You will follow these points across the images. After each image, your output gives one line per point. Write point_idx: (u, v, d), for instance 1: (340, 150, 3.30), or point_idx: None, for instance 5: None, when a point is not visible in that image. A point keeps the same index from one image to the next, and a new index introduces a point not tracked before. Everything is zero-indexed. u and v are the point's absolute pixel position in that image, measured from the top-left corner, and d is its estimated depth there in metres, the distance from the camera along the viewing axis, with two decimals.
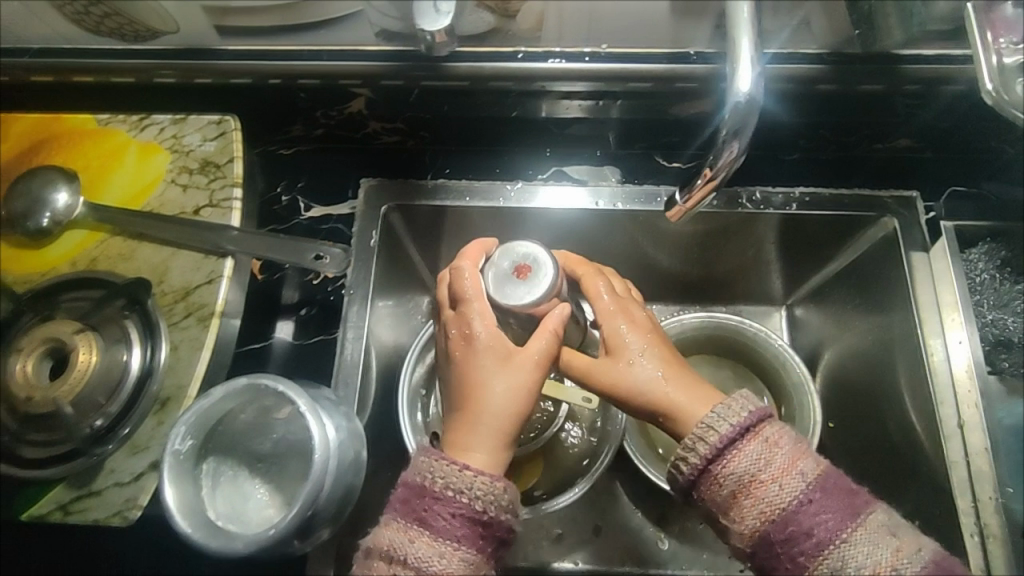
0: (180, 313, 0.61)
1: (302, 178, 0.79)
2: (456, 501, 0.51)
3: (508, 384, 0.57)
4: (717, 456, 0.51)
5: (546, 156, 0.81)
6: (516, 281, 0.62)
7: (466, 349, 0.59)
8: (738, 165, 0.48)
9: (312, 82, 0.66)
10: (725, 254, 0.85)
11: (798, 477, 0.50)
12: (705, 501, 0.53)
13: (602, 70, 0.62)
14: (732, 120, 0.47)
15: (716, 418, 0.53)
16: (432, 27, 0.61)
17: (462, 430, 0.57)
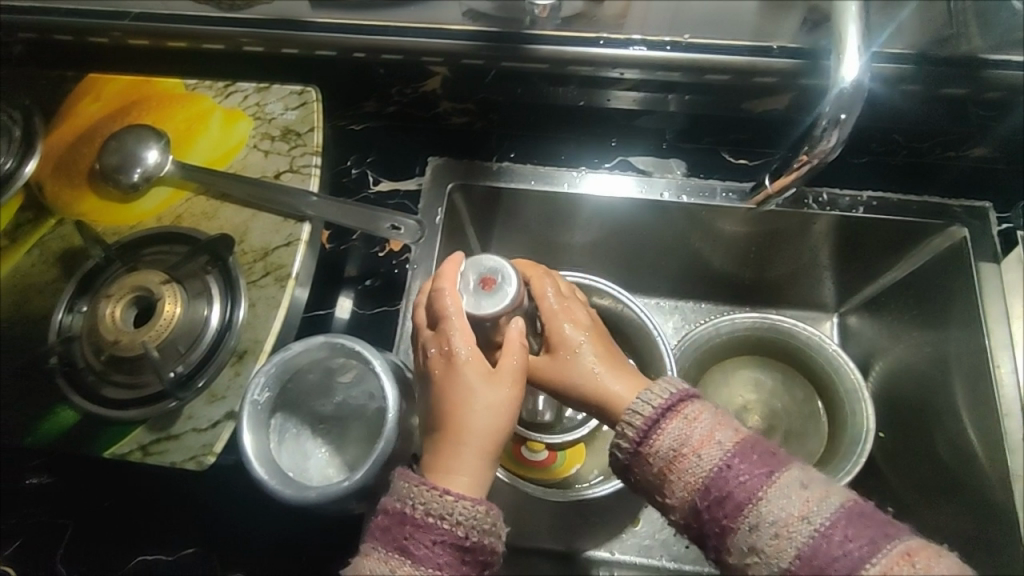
0: (260, 272, 0.63)
1: (371, 153, 0.81)
2: (438, 527, 0.49)
3: (493, 404, 0.54)
4: (645, 435, 0.52)
5: (612, 145, 0.81)
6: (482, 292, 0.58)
7: (445, 368, 0.55)
8: (833, 156, 0.50)
9: (395, 58, 0.68)
10: (782, 255, 0.84)
11: (718, 445, 0.51)
12: (643, 483, 0.53)
13: (684, 59, 0.63)
14: (835, 108, 0.48)
15: (641, 401, 0.54)
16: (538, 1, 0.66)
17: (443, 454, 0.53)
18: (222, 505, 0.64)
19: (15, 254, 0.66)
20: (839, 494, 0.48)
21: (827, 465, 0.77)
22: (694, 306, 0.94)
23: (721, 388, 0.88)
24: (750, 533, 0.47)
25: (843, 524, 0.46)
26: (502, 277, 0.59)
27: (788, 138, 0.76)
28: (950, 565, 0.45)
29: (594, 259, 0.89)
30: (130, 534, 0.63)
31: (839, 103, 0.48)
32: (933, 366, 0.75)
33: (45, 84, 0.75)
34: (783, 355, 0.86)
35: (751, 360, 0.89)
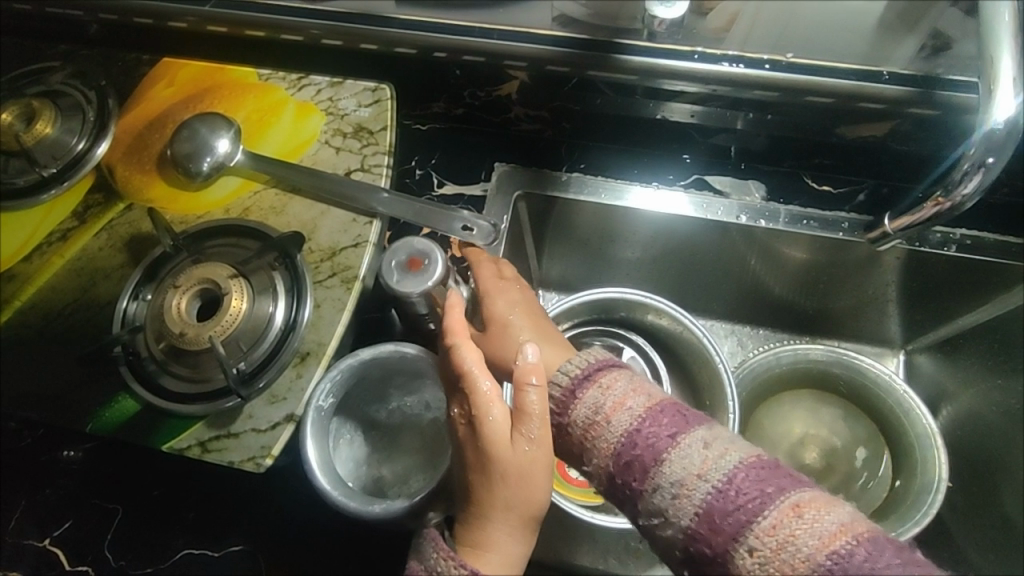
0: (326, 272, 0.62)
1: (436, 154, 0.79)
2: None
3: (517, 471, 0.46)
4: (566, 403, 0.51)
5: (686, 162, 0.78)
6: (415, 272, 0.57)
7: (471, 433, 0.47)
8: (968, 203, 0.47)
9: (477, 60, 0.66)
10: (856, 288, 0.80)
11: (629, 411, 0.48)
12: (566, 451, 0.52)
13: (785, 79, 0.59)
14: (978, 151, 0.45)
15: (564, 372, 0.53)
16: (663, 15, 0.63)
17: (473, 528, 0.46)
18: (272, 504, 0.63)
19: (84, 236, 0.66)
20: (741, 450, 0.45)
21: (892, 515, 0.72)
22: (753, 332, 0.91)
23: (778, 421, 0.84)
24: (655, 494, 0.45)
25: (739, 479, 0.43)
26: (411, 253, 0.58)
27: (877, 165, 0.72)
28: (842, 514, 0.41)
29: (654, 277, 0.86)
30: (180, 527, 0.63)
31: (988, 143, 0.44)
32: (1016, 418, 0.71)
33: (119, 65, 0.75)
34: (848, 392, 0.82)
35: (812, 395, 0.85)
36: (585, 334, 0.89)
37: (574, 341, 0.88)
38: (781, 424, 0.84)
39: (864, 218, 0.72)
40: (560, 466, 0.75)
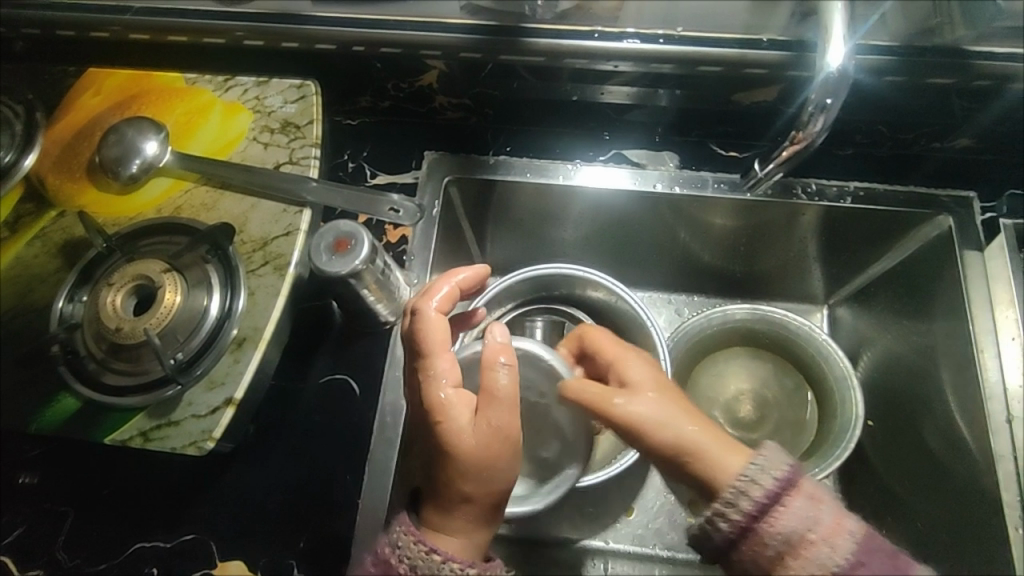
0: (259, 261, 0.64)
1: (366, 146, 0.82)
2: None
3: (477, 459, 0.51)
4: (763, 514, 0.46)
5: (605, 139, 0.82)
6: (343, 252, 0.61)
7: (433, 417, 0.52)
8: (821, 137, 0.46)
9: (394, 51, 0.69)
10: (773, 248, 0.85)
11: (848, 534, 0.45)
12: (735, 562, 0.47)
13: (677, 51, 0.64)
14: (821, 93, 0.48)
15: (748, 480, 0.47)
16: None
17: (438, 511, 0.54)
18: (225, 491, 0.65)
19: (16, 245, 0.67)
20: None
21: (815, 455, 0.77)
22: (687, 299, 0.95)
23: (713, 381, 0.89)
24: None
25: None
26: (328, 241, 0.61)
27: (778, 129, 0.77)
28: None
29: (591, 254, 0.90)
30: (132, 520, 0.64)
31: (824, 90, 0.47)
32: (913, 358, 0.76)
33: (45, 77, 0.76)
34: (774, 347, 0.88)
35: (742, 352, 0.90)
36: (527, 313, 0.92)
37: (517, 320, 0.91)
38: (716, 384, 0.89)
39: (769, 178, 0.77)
40: None
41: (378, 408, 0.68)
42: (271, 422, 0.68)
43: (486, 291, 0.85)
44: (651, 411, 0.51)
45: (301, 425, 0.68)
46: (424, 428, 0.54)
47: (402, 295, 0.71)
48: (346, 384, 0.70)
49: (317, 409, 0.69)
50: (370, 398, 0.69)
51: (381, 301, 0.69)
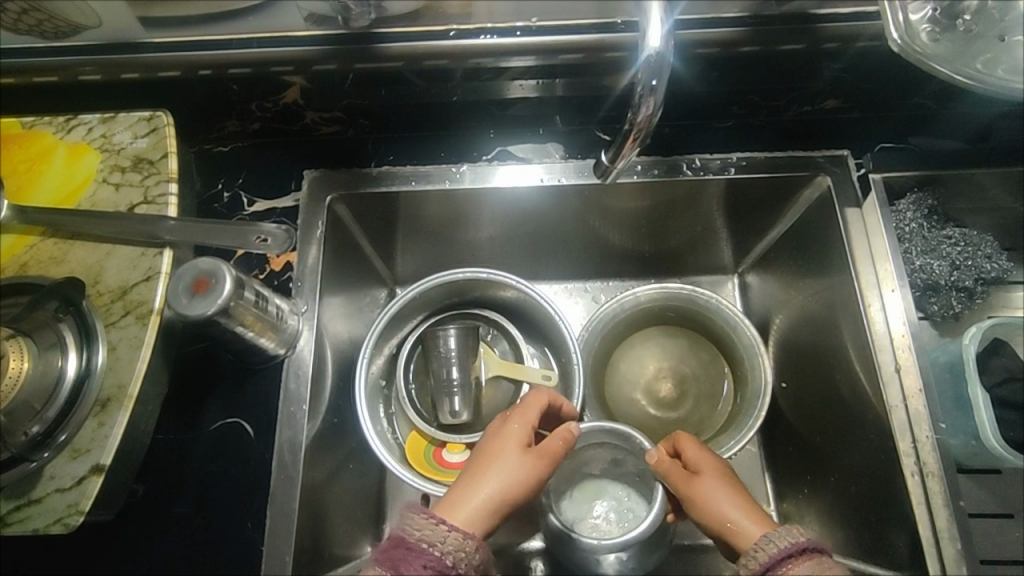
0: (118, 312, 0.60)
1: (241, 174, 0.78)
2: (428, 553, 0.53)
3: (518, 466, 0.62)
4: (777, 566, 0.49)
5: (490, 137, 0.81)
6: (205, 291, 0.57)
7: (500, 426, 0.66)
8: (657, 122, 0.48)
9: (243, 71, 0.65)
10: (674, 227, 0.84)
11: None
12: None
13: (534, 44, 0.63)
14: (642, 77, 0.46)
15: (759, 546, 0.51)
16: None
17: (455, 496, 0.60)
18: (127, 555, 0.62)
19: None
20: None
21: (734, 423, 0.78)
22: (604, 285, 0.94)
23: (637, 362, 0.87)
24: None
25: None
26: (189, 279, 0.57)
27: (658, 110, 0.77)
28: None
29: (498, 254, 0.89)
30: None
31: (648, 71, 0.46)
32: (808, 317, 0.76)
33: None
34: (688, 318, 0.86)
35: (660, 329, 0.89)
36: (440, 322, 0.88)
37: (429, 329, 0.86)
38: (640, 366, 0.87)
39: (654, 159, 0.76)
40: (436, 454, 0.82)
41: (277, 446, 0.65)
42: (167, 477, 0.65)
43: (389, 306, 0.83)
44: (698, 493, 0.59)
45: (199, 475, 0.65)
46: (483, 439, 0.66)
47: (289, 325, 0.68)
48: (241, 427, 0.67)
49: (213, 457, 0.66)
50: (268, 437, 0.66)
51: (266, 335, 0.66)
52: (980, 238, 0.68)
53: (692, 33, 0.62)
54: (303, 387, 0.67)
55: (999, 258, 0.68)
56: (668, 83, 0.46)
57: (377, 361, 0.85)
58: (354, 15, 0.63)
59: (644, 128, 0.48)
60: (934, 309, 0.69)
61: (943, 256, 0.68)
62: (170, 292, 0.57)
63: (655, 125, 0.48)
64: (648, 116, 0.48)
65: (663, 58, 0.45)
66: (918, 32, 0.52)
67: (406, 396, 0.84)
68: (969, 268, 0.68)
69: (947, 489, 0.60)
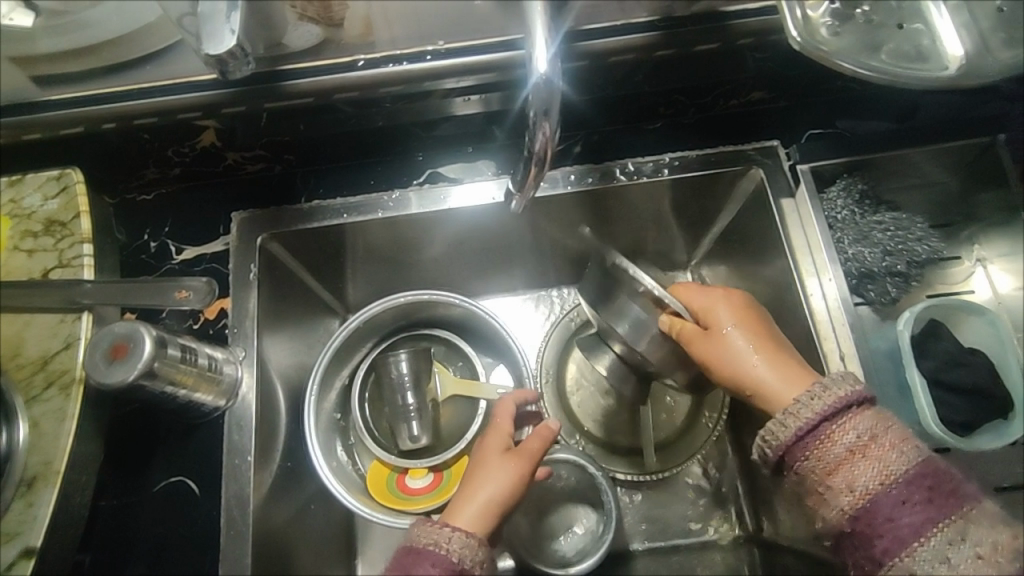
0: (40, 385, 0.59)
1: (168, 221, 0.76)
2: (435, 553, 0.54)
3: (505, 471, 0.62)
4: (827, 417, 0.50)
5: (419, 160, 0.79)
6: (123, 359, 0.55)
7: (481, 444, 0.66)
8: (556, 146, 0.47)
9: (151, 121, 0.63)
10: (618, 234, 0.82)
11: (907, 453, 0.48)
12: (813, 477, 0.50)
13: (444, 67, 0.61)
14: (536, 101, 0.45)
15: (806, 401, 0.51)
16: (216, 51, 0.57)
17: (456, 505, 0.61)
18: None
19: None
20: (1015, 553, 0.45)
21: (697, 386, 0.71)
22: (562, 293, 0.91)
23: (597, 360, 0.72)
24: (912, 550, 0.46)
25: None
26: (106, 341, 0.56)
27: (585, 118, 0.75)
28: None
29: (445, 275, 0.87)
30: None
31: (539, 99, 0.45)
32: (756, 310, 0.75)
33: None
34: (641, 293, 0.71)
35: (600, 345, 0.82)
36: (392, 347, 0.86)
37: (380, 355, 0.85)
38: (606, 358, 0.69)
39: (586, 166, 0.75)
40: (399, 480, 0.81)
41: (224, 501, 0.64)
42: (112, 546, 0.63)
43: (332, 339, 0.81)
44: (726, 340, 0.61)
45: (148, 539, 0.63)
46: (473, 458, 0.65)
47: (227, 374, 0.66)
48: (185, 484, 0.65)
49: (160, 519, 0.64)
50: (214, 493, 0.65)
51: (201, 390, 0.64)
52: (909, 221, 0.68)
53: (604, 41, 0.61)
54: (247, 438, 0.66)
55: (930, 239, 0.68)
56: (559, 110, 0.46)
57: (330, 394, 0.84)
58: (234, 68, 0.59)
59: (542, 158, 0.47)
60: (873, 295, 0.67)
61: (877, 243, 0.68)
62: (86, 359, 0.56)
63: (555, 151, 0.48)
64: (546, 140, 0.47)
65: (552, 83, 0.45)
66: (818, 30, 0.51)
67: (361, 425, 0.82)
68: (901, 252, 0.67)
69: None
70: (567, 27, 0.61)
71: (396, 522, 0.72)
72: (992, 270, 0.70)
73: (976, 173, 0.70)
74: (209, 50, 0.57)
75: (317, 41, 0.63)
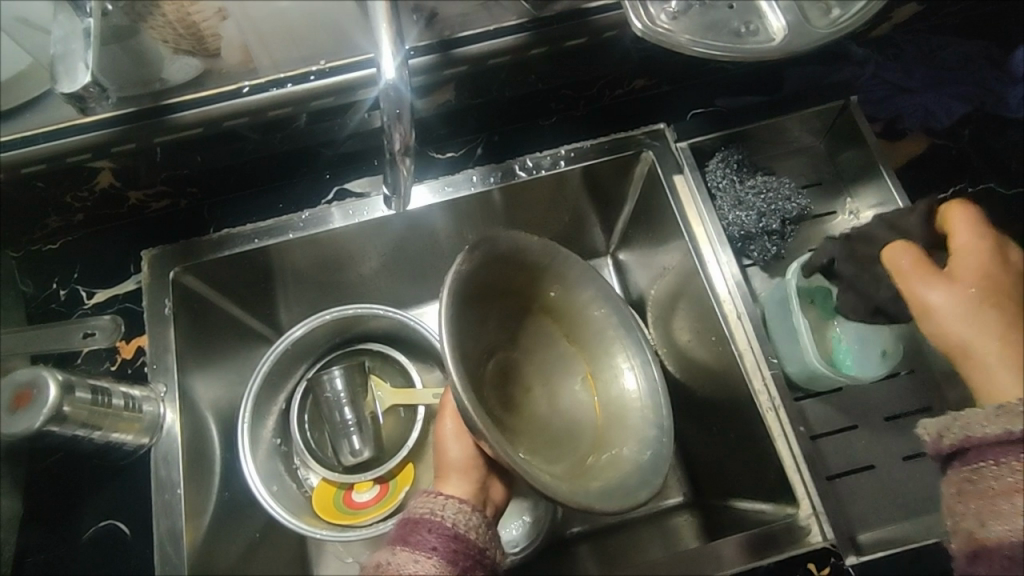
0: None
1: (76, 267, 0.76)
2: (433, 519, 0.54)
3: (453, 439, 0.64)
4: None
5: (326, 179, 0.80)
6: (25, 408, 0.56)
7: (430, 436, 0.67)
8: (413, 144, 0.54)
9: (39, 167, 0.62)
10: (533, 229, 0.84)
11: None
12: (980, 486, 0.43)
13: (328, 84, 0.64)
14: (388, 105, 0.52)
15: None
16: (70, 88, 0.58)
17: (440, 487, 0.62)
18: None
19: None
20: None
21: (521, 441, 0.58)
22: None
23: (541, 349, 0.66)
24: None
25: None
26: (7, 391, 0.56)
27: (480, 120, 0.78)
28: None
29: (372, 290, 0.87)
30: None
31: (390, 102, 0.52)
32: (670, 283, 0.78)
33: None
34: (552, 268, 0.62)
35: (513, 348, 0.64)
36: (326, 365, 0.86)
37: (314, 375, 0.85)
38: (514, 353, 0.64)
39: (488, 167, 0.77)
40: (346, 494, 0.81)
41: (156, 538, 0.64)
42: None
43: (260, 365, 0.81)
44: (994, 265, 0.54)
45: None
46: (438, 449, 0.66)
47: (147, 410, 0.66)
48: (115, 527, 0.64)
49: (93, 565, 0.64)
50: (146, 534, 0.64)
51: (121, 430, 0.63)
52: (778, 182, 0.74)
53: (475, 48, 0.64)
54: (175, 473, 0.66)
55: (798, 197, 0.73)
56: (409, 113, 0.52)
57: (267, 422, 0.83)
58: (92, 102, 0.60)
59: (402, 154, 0.54)
60: (756, 254, 0.73)
61: (753, 205, 0.72)
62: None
63: (413, 148, 0.54)
64: (405, 138, 0.54)
65: (399, 89, 0.51)
66: (655, 15, 0.57)
67: (302, 446, 0.82)
68: (774, 212, 0.72)
69: (796, 415, 0.64)
70: (410, 46, 0.64)
71: (337, 535, 0.72)
72: None
73: (842, 133, 0.75)
74: (72, 85, 0.58)
75: (199, 74, 0.64)
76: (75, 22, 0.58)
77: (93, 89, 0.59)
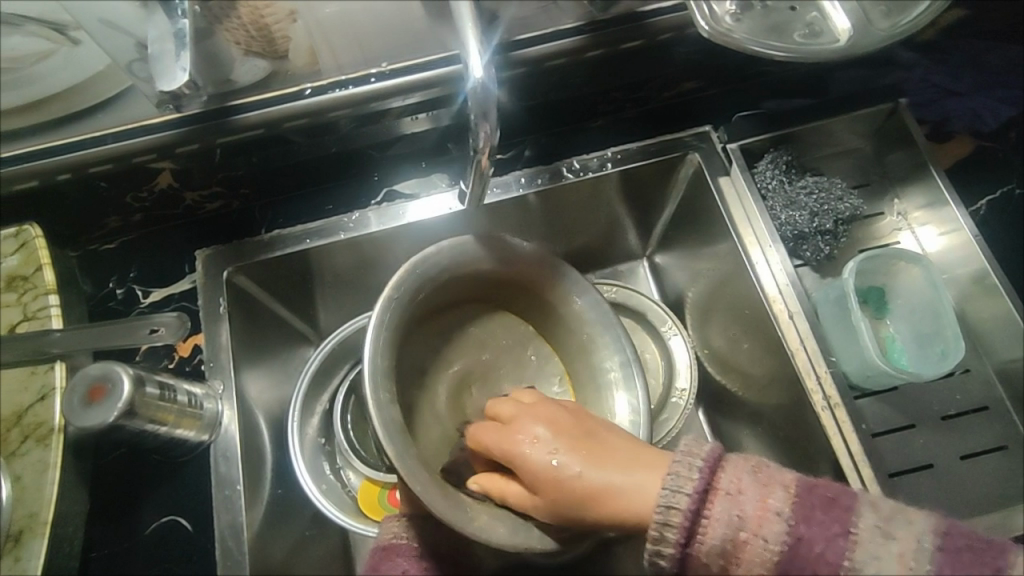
0: (17, 440, 0.62)
1: (132, 267, 0.77)
2: (401, 543, 0.63)
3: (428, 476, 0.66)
4: (692, 537, 0.45)
5: (375, 181, 0.81)
6: (100, 403, 0.57)
7: None
8: (496, 143, 0.55)
9: (106, 167, 0.63)
10: (576, 231, 0.85)
11: None
12: None
13: (390, 85, 0.65)
14: (476, 104, 0.53)
15: None
16: (171, 86, 0.62)
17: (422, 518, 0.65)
18: None
19: None
20: None
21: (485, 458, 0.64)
22: None
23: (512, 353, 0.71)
24: None
25: None
26: (82, 385, 0.57)
27: (528, 123, 0.79)
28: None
29: None
30: None
31: (478, 103, 0.53)
32: (715, 282, 0.78)
33: None
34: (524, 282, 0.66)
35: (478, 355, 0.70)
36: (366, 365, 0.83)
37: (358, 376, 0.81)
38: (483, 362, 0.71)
39: (537, 169, 0.78)
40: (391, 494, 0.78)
41: (219, 532, 0.64)
42: None
43: (307, 364, 0.81)
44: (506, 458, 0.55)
45: None
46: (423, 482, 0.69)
47: (207, 407, 0.66)
48: (178, 523, 0.65)
49: (157, 558, 0.64)
50: (208, 528, 0.65)
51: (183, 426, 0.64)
52: (830, 183, 0.75)
53: (534, 50, 0.65)
54: (235, 470, 0.66)
55: (850, 197, 0.74)
56: (496, 112, 0.53)
57: (312, 420, 0.81)
58: (187, 101, 0.64)
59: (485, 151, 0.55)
60: (807, 254, 0.74)
61: (803, 206, 0.73)
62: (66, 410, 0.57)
63: (495, 148, 0.55)
64: (488, 138, 0.55)
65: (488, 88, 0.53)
66: (721, 16, 0.58)
67: (347, 445, 0.79)
68: (826, 212, 0.73)
69: (853, 414, 0.64)
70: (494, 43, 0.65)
71: None
72: (916, 227, 0.75)
73: (889, 135, 0.76)
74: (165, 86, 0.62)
75: (265, 76, 0.66)
76: (167, 24, 0.63)
77: (189, 86, 0.63)
